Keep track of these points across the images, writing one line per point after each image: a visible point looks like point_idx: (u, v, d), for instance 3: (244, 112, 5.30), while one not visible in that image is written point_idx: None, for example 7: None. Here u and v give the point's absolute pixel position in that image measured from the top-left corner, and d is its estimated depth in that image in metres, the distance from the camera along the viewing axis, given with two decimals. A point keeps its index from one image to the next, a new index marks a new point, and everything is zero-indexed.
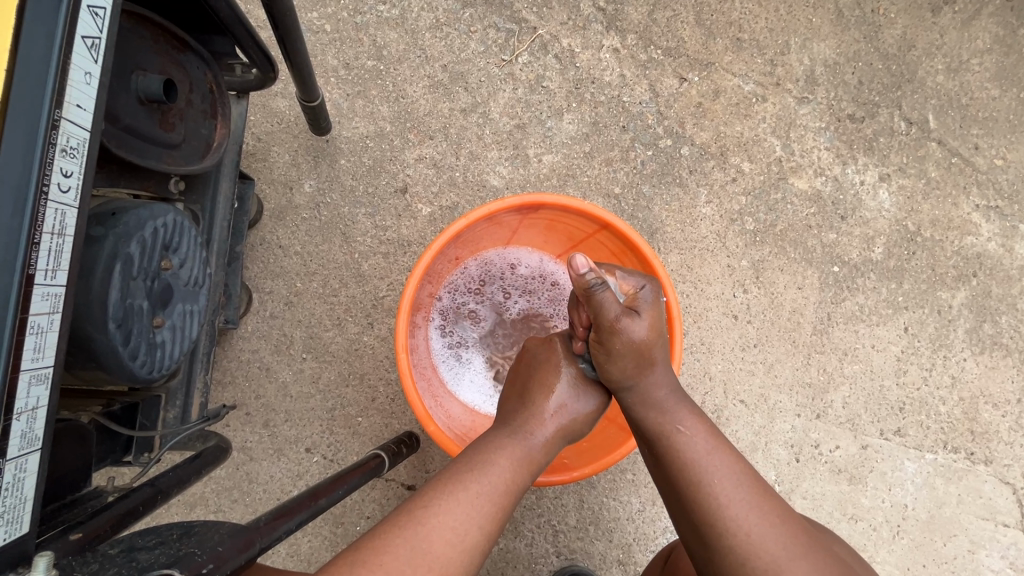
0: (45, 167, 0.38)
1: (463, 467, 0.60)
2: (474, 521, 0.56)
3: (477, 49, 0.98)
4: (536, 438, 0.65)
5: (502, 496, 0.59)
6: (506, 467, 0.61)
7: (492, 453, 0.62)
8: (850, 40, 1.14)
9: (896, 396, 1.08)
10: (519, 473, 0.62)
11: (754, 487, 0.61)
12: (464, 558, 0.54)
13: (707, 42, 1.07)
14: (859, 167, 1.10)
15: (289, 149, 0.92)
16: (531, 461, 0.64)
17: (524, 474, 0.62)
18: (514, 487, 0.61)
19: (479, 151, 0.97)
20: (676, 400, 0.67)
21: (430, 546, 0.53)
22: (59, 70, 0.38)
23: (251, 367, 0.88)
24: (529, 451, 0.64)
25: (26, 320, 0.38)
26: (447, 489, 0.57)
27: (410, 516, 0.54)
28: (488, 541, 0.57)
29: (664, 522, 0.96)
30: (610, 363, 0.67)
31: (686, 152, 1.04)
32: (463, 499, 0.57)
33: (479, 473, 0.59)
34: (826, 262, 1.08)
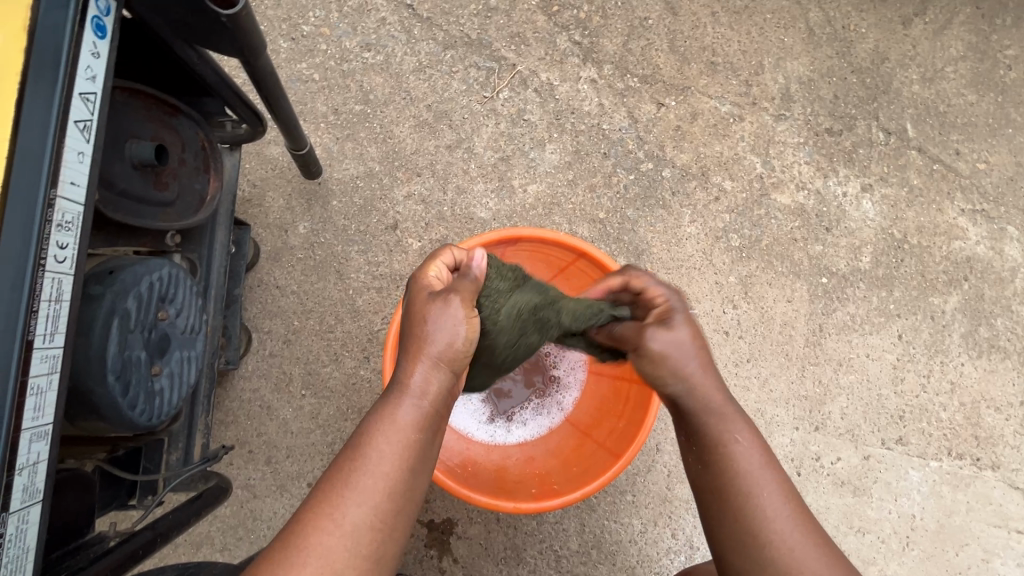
0: (43, 242, 0.42)
1: (335, 462, 0.52)
2: (351, 501, 0.49)
3: (460, 88, 1.03)
4: (412, 388, 0.54)
5: (385, 469, 0.51)
6: (381, 437, 0.52)
7: (364, 434, 0.53)
8: (823, 57, 1.17)
9: (895, 404, 1.08)
10: (396, 435, 0.52)
11: (796, 504, 0.57)
12: (345, 542, 0.48)
13: (682, 67, 1.10)
14: (841, 179, 1.12)
15: (283, 193, 0.96)
16: (418, 418, 0.54)
17: (405, 433, 0.53)
18: (395, 454, 0.52)
19: (465, 184, 1.00)
20: (733, 407, 0.61)
21: (305, 542, 0.48)
22: (54, 152, 0.42)
23: (253, 406, 0.91)
24: (402, 411, 0.53)
25: (26, 382, 0.41)
26: (322, 488, 0.50)
27: (292, 528, 0.49)
28: (391, 515, 0.50)
29: (667, 543, 0.96)
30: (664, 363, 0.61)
31: (668, 174, 1.07)
32: (336, 484, 0.50)
33: (354, 453, 0.52)
34: (813, 273, 1.09)
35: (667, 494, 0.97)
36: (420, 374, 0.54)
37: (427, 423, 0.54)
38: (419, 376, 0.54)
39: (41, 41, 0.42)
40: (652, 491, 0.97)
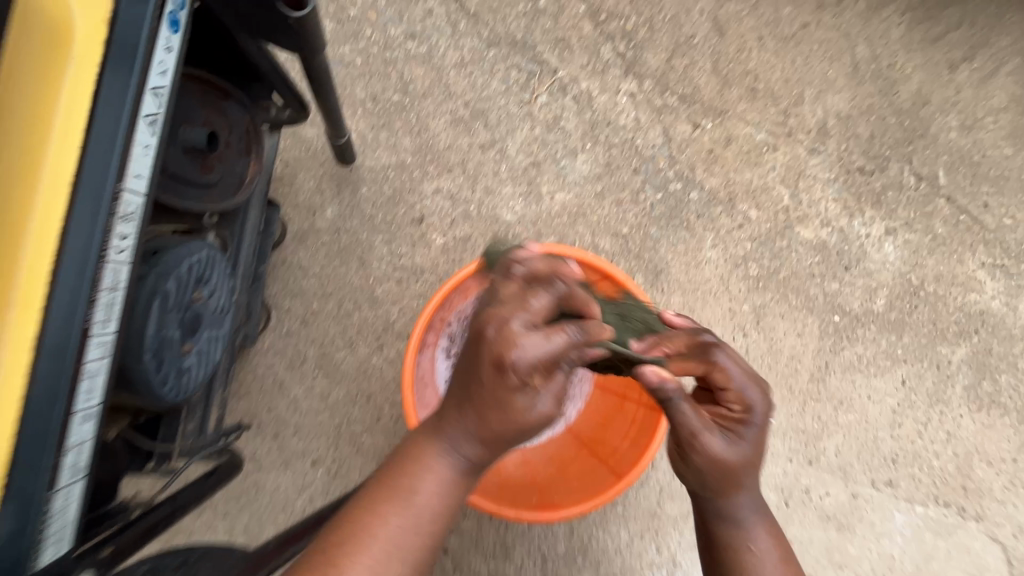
0: (108, 234, 0.47)
1: (369, 495, 0.54)
2: (394, 557, 0.51)
3: (499, 87, 1.03)
4: (464, 453, 0.54)
5: (428, 515, 0.53)
6: (430, 495, 0.54)
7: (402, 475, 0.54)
8: (864, 93, 1.16)
9: (889, 447, 1.09)
10: (449, 494, 0.54)
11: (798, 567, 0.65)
12: None
13: (722, 90, 1.10)
14: (867, 220, 1.12)
15: (314, 175, 0.97)
16: (464, 480, 0.55)
17: (452, 488, 0.55)
18: (430, 500, 0.54)
19: (494, 186, 1.01)
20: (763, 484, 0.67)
21: None
22: (122, 149, 0.47)
23: (265, 381, 0.93)
24: (450, 468, 0.54)
25: (83, 367, 0.47)
26: (353, 520, 0.52)
27: (324, 561, 0.51)
28: (423, 556, 0.53)
29: (650, 556, 0.99)
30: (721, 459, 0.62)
31: (695, 197, 1.07)
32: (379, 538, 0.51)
33: (400, 506, 0.53)
34: (826, 310, 1.10)
35: (656, 510, 0.99)
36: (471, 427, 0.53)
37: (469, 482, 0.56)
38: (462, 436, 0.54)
39: (121, 35, 0.46)
40: (642, 505, 0.99)
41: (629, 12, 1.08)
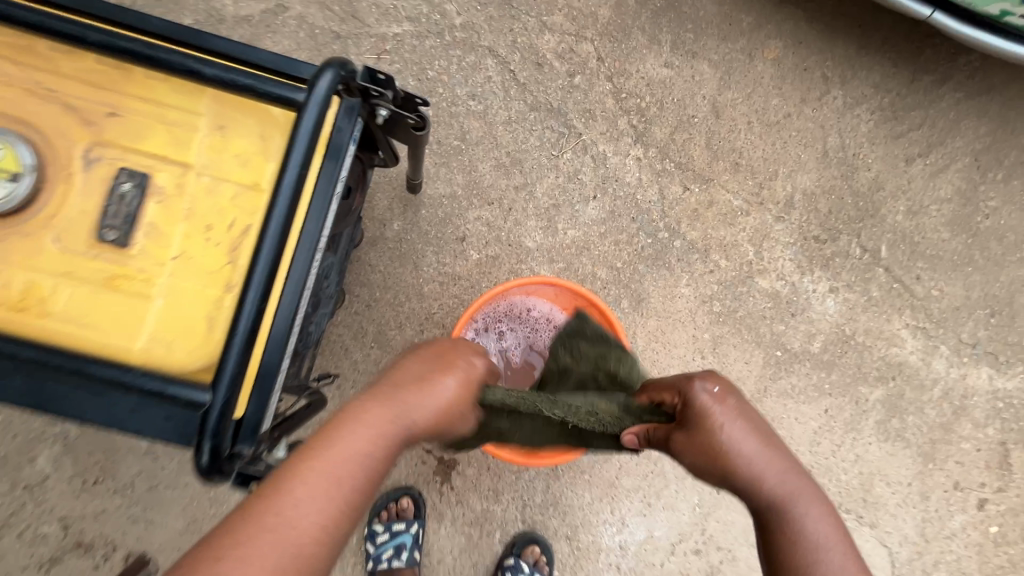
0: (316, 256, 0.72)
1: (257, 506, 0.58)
2: (312, 501, 0.60)
3: (535, 143, 1.32)
4: (380, 416, 0.67)
5: (351, 467, 0.63)
6: (356, 442, 0.64)
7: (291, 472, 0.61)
8: (829, 176, 1.43)
9: (807, 459, 1.38)
10: (371, 443, 0.65)
11: (844, 536, 0.69)
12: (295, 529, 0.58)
13: (711, 162, 1.38)
14: (815, 278, 1.40)
15: (387, 196, 1.27)
16: (384, 438, 0.66)
17: (373, 442, 0.65)
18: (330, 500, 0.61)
19: (522, 219, 1.31)
20: (782, 457, 0.72)
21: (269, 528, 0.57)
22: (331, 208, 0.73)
23: (335, 346, 1.25)
24: (371, 426, 0.66)
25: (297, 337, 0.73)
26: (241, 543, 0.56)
27: (261, 498, 0.59)
28: (345, 500, 0.62)
29: (604, 515, 1.30)
30: (704, 464, 0.72)
31: (678, 245, 1.36)
32: (306, 479, 0.61)
33: (325, 450, 0.63)
34: (771, 346, 1.38)
35: (615, 480, 1.30)
36: (375, 419, 0.67)
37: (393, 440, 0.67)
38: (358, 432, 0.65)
39: None
40: (604, 475, 1.30)
41: (644, 93, 1.36)
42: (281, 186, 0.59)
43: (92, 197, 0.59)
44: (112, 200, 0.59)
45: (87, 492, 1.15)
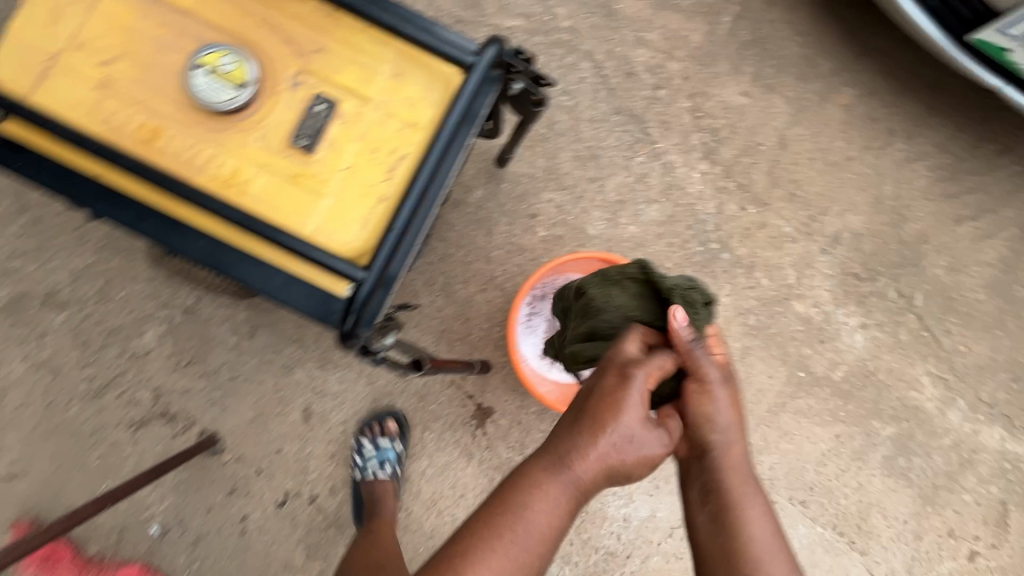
0: None
1: (499, 527, 0.74)
2: (514, 557, 0.73)
3: (614, 143, 1.46)
4: (582, 484, 0.76)
5: (537, 529, 0.75)
6: (540, 516, 0.75)
7: (532, 503, 0.75)
8: (878, 221, 1.53)
9: (811, 477, 1.48)
10: (555, 518, 0.76)
11: (779, 540, 0.82)
12: None
13: (770, 189, 1.50)
14: (848, 312, 1.50)
15: (475, 166, 1.43)
16: (572, 503, 0.76)
17: (559, 512, 0.76)
18: (552, 532, 0.76)
19: (589, 208, 1.45)
20: (749, 467, 0.87)
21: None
22: None
23: (406, 288, 1.40)
24: (562, 498, 0.76)
25: None
26: (467, 550, 0.74)
27: (478, 544, 0.74)
28: (536, 556, 0.75)
29: (614, 486, 1.42)
30: (695, 424, 0.87)
31: (725, 258, 1.47)
32: (503, 544, 0.73)
33: (511, 523, 0.75)
34: (796, 366, 1.49)
35: None
36: (593, 458, 0.76)
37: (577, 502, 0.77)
38: (585, 468, 0.76)
39: None
40: None
41: (719, 115, 1.49)
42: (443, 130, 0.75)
43: (294, 112, 0.76)
44: (308, 116, 0.76)
45: (179, 370, 1.34)
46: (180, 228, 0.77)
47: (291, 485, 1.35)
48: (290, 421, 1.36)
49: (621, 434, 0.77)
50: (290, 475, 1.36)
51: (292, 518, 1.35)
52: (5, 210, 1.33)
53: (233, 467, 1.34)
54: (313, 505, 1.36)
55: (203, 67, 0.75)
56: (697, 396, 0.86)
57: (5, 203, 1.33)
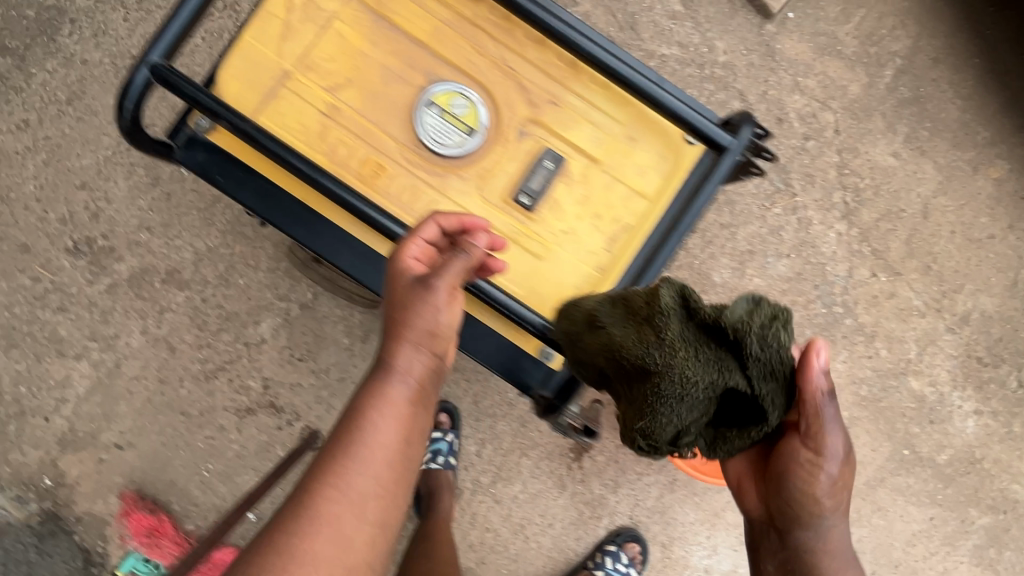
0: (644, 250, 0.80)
1: (328, 462, 0.60)
2: (370, 482, 0.59)
3: (752, 189, 1.40)
4: (399, 368, 0.62)
5: (384, 444, 0.60)
6: (384, 422, 0.61)
7: (360, 431, 0.60)
8: (1011, 305, 1.46)
9: (897, 555, 1.45)
10: (404, 423, 0.61)
11: None
12: (352, 513, 0.58)
13: (905, 258, 1.43)
14: (964, 395, 1.45)
15: None
16: (406, 394, 0.62)
17: (403, 420, 0.61)
18: (379, 485, 0.60)
19: (716, 254, 1.40)
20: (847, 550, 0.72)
21: (339, 518, 0.58)
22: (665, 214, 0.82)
23: None
24: (400, 392, 0.62)
25: None
26: (308, 495, 0.58)
27: (342, 465, 0.59)
28: (382, 484, 0.60)
29: (700, 537, 1.41)
30: (792, 498, 0.72)
31: (848, 323, 1.42)
32: (350, 453, 0.59)
33: (355, 428, 0.61)
34: (900, 443, 1.45)
35: (720, 512, 1.41)
36: (421, 357, 0.62)
37: (422, 395, 0.64)
38: (413, 364, 0.62)
39: None
40: (712, 503, 1.40)
41: (865, 174, 1.42)
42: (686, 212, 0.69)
43: (519, 165, 0.73)
44: (534, 171, 0.73)
45: (291, 364, 1.34)
46: (377, 266, 0.78)
47: None
48: None
49: (401, 305, 0.62)
50: None
51: None
52: (136, 182, 1.31)
53: None
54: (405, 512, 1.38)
55: (434, 107, 0.71)
56: (801, 470, 0.71)
57: (136, 175, 1.31)
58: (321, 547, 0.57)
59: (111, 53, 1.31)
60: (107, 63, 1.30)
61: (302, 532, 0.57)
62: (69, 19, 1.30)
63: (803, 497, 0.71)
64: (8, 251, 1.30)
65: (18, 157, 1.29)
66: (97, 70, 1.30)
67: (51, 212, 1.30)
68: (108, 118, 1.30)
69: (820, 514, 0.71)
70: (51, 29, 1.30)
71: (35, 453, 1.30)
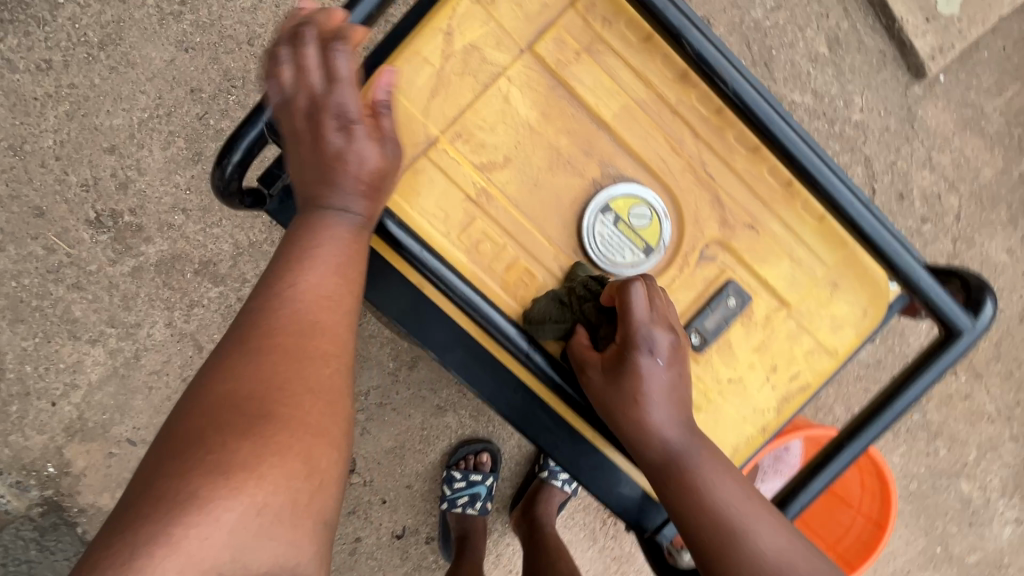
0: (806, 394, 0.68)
1: (259, 301, 0.52)
2: (306, 309, 0.51)
3: None
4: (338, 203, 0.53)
5: (332, 282, 0.53)
6: (327, 253, 0.53)
7: (298, 265, 0.53)
8: None
9: None
10: (330, 244, 0.53)
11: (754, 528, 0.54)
12: (301, 351, 0.49)
13: (989, 360, 1.35)
14: (1008, 503, 1.42)
15: None
16: (349, 228, 0.53)
17: (341, 255, 0.53)
18: (333, 329, 0.52)
19: None
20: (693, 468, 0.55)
21: (275, 354, 0.49)
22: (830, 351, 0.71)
23: None
24: (338, 223, 0.53)
25: None
26: (246, 332, 0.50)
27: (271, 294, 0.51)
28: (331, 328, 0.52)
29: None
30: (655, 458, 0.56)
31: (915, 418, 1.36)
32: (289, 288, 0.51)
33: (299, 264, 0.52)
34: (935, 539, 1.42)
35: None
36: (362, 204, 0.53)
37: (361, 235, 0.54)
38: (360, 205, 0.53)
39: None
40: None
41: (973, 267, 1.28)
42: (895, 399, 0.57)
43: (694, 294, 0.60)
44: (710, 305, 0.60)
45: None
46: (493, 373, 0.67)
47: (411, 521, 1.30)
48: (428, 462, 1.28)
49: (320, 146, 0.51)
50: (413, 511, 1.30)
51: (404, 553, 1.30)
52: (174, 155, 1.13)
53: (359, 491, 1.27)
54: (427, 545, 1.31)
55: (610, 214, 0.58)
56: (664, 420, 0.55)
57: (175, 146, 1.13)
58: (273, 384, 0.47)
59: None
60: (150, 5, 1.10)
61: (223, 374, 0.47)
62: None
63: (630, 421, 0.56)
64: (18, 213, 1.12)
65: (35, 104, 1.10)
66: (139, 13, 1.10)
67: (72, 174, 1.12)
68: (147, 74, 1.11)
69: (680, 467, 0.54)
70: None
71: (37, 438, 1.17)
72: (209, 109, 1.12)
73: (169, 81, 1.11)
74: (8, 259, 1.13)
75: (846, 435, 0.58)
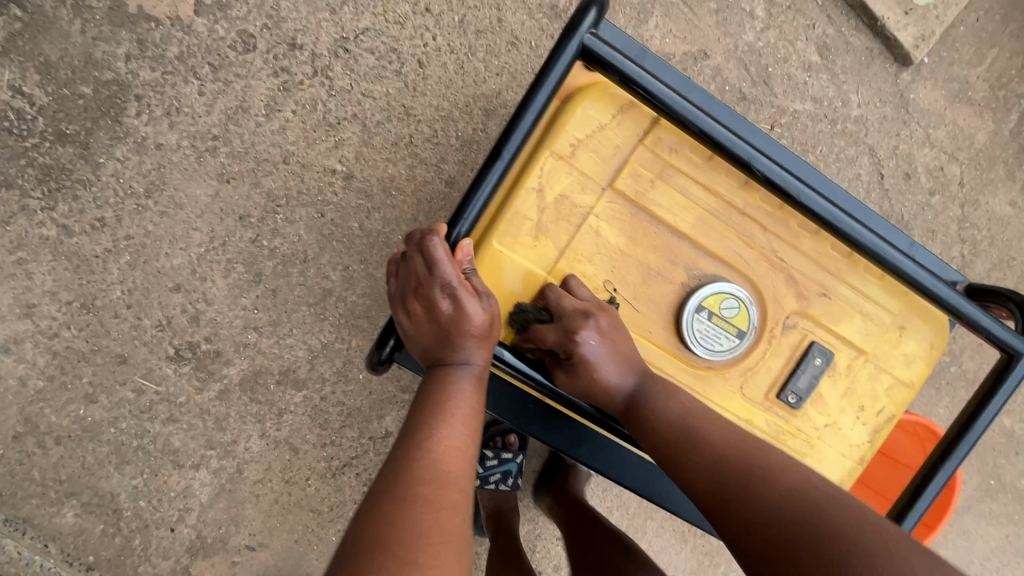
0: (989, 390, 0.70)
1: (401, 453, 0.55)
2: (439, 456, 0.55)
3: None
4: (461, 363, 0.60)
5: (459, 433, 0.58)
6: (454, 408, 0.58)
7: (429, 423, 0.57)
8: None
9: (974, 567, 1.55)
10: (455, 400, 0.59)
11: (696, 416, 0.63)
12: (436, 492, 0.52)
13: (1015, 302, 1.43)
14: None
15: None
16: (472, 381, 0.60)
17: (465, 409, 0.59)
18: (463, 482, 0.55)
19: None
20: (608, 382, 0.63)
21: (416, 498, 0.51)
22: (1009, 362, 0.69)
23: None
24: (460, 381, 0.60)
25: None
26: (386, 484, 0.53)
27: (406, 445, 0.56)
28: (457, 473, 0.55)
29: None
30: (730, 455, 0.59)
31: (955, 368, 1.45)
32: (421, 441, 0.56)
33: (428, 419, 0.57)
34: (988, 474, 1.52)
35: None
36: (479, 352, 0.60)
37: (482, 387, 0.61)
38: (479, 353, 0.60)
39: None
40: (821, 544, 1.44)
41: (983, 225, 1.36)
42: (974, 422, 0.70)
43: (785, 361, 0.69)
44: (803, 367, 0.69)
45: None
46: (617, 457, 0.77)
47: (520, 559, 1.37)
48: (524, 507, 1.36)
49: (437, 315, 0.59)
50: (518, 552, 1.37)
51: None
52: (236, 280, 1.19)
53: None
54: None
55: (704, 311, 0.66)
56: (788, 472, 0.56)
57: (236, 272, 1.19)
58: (416, 526, 0.49)
59: (189, 134, 1.15)
60: (185, 145, 1.15)
61: (370, 522, 0.49)
62: (133, 96, 1.14)
63: (754, 469, 0.57)
64: (103, 363, 1.18)
65: (99, 261, 1.15)
66: (177, 155, 1.15)
67: (145, 318, 1.18)
68: (196, 211, 1.17)
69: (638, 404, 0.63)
70: (115, 109, 1.13)
71: (164, 563, 1.24)
72: (260, 232, 1.18)
73: (219, 213, 1.17)
74: (102, 408, 1.19)
75: (935, 462, 0.71)
